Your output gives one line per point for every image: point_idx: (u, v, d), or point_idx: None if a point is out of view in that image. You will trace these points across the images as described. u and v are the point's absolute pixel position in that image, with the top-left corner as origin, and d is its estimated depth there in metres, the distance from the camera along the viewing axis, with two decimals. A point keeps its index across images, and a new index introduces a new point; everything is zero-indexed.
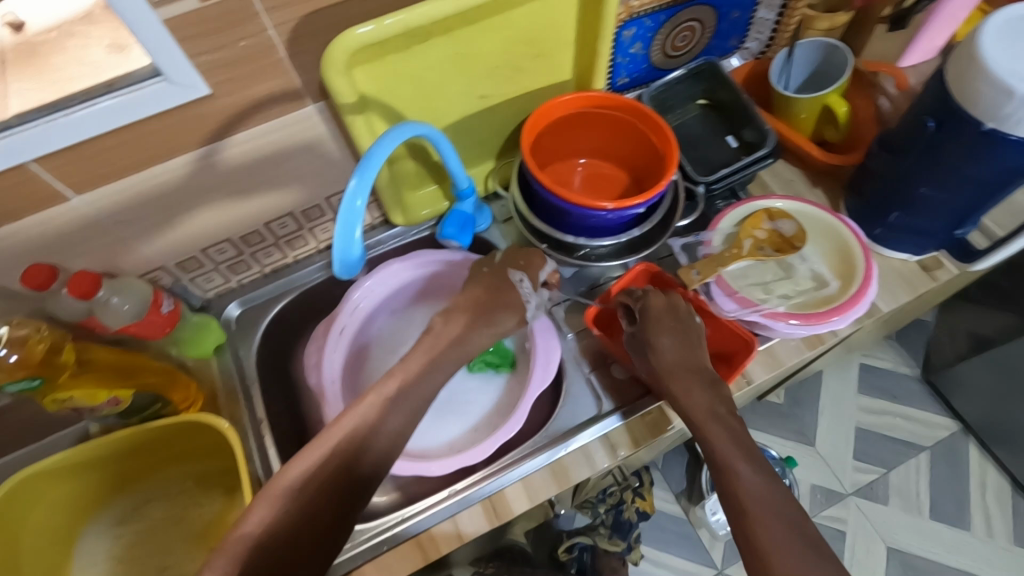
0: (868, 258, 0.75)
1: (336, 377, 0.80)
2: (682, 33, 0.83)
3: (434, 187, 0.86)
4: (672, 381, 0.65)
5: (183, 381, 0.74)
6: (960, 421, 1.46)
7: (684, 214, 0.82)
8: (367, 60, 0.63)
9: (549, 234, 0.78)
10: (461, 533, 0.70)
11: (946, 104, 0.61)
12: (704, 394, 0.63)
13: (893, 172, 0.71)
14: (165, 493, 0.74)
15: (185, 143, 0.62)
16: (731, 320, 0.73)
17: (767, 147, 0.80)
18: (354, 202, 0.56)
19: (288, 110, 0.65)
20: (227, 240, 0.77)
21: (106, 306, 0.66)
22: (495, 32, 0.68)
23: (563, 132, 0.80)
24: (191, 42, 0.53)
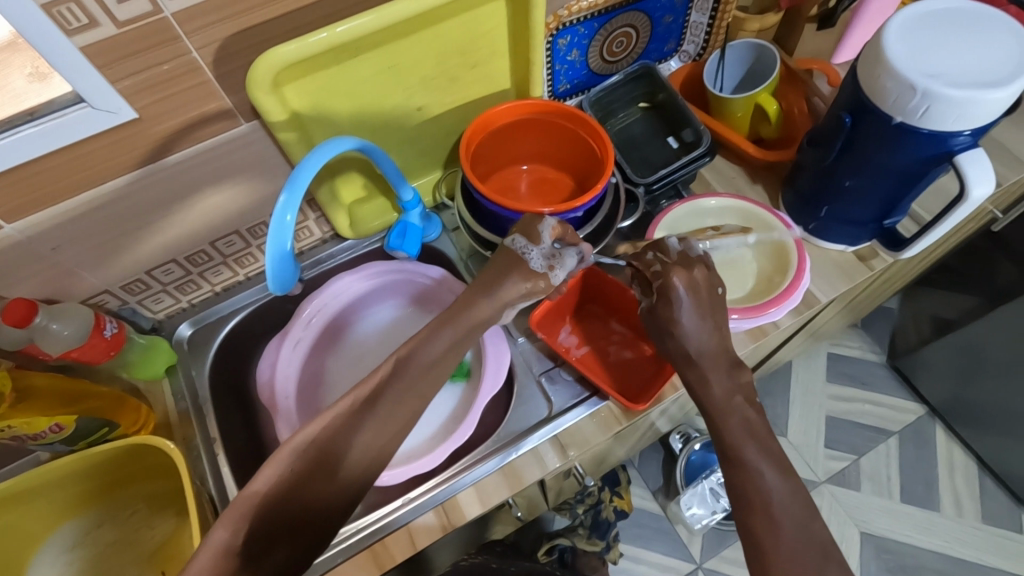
0: (800, 250, 0.77)
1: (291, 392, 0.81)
2: (617, 38, 0.85)
3: (381, 199, 0.86)
4: (690, 367, 0.62)
5: (131, 405, 0.75)
6: (926, 404, 1.49)
7: (625, 215, 0.83)
8: (298, 78, 0.64)
9: (493, 241, 0.79)
10: (415, 541, 0.71)
11: (860, 99, 0.63)
12: (723, 383, 0.61)
13: (822, 167, 0.73)
14: (116, 517, 0.74)
15: (118, 167, 0.62)
16: None
17: (704, 147, 0.82)
18: (284, 217, 0.56)
19: (222, 130, 0.65)
20: (173, 261, 0.77)
21: (47, 332, 0.66)
22: (426, 45, 0.69)
23: (504, 140, 0.81)
24: (112, 68, 0.54)
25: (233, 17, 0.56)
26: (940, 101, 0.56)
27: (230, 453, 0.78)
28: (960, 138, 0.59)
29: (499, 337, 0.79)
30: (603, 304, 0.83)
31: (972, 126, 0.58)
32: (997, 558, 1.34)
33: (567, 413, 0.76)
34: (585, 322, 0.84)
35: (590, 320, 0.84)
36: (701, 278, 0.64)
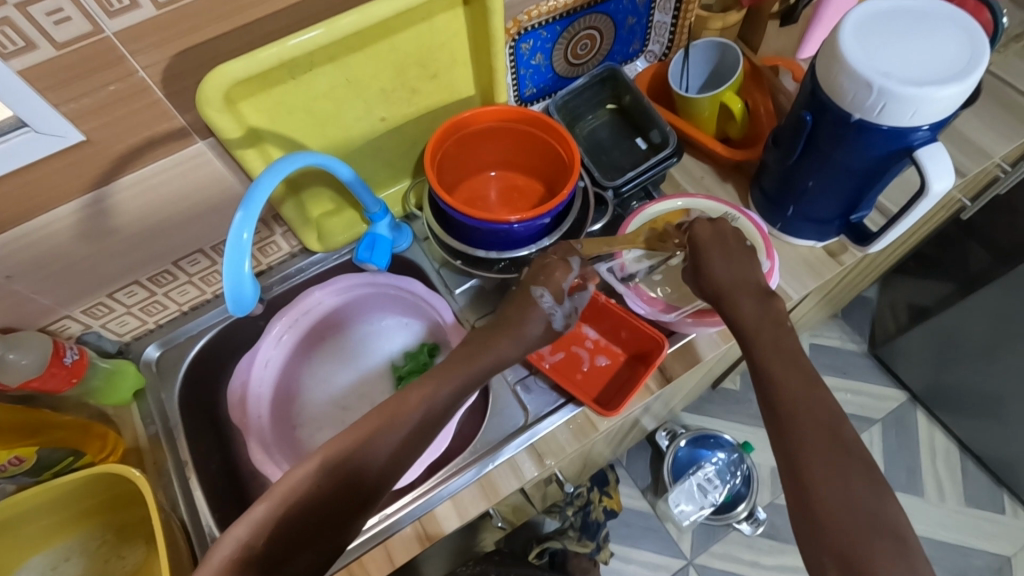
0: (768, 246, 0.76)
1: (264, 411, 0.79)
2: (582, 41, 0.85)
3: (349, 211, 0.85)
4: (723, 300, 0.66)
5: (97, 431, 0.73)
6: (907, 391, 1.51)
7: (595, 219, 0.82)
8: (252, 93, 0.62)
9: (462, 251, 0.78)
10: (393, 557, 0.70)
11: (819, 97, 0.63)
12: (754, 306, 0.64)
13: (786, 166, 0.74)
14: (85, 547, 0.72)
15: (69, 190, 0.60)
16: (645, 321, 0.77)
17: (671, 148, 0.82)
18: (241, 236, 0.55)
19: (176, 149, 0.64)
20: (135, 283, 0.75)
21: (3, 363, 0.64)
22: (384, 55, 0.68)
23: (470, 148, 0.80)
24: (54, 91, 0.52)
25: (179, 34, 0.55)
26: (897, 97, 0.56)
27: (202, 476, 0.77)
28: (918, 133, 0.60)
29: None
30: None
31: (930, 121, 0.58)
32: (979, 540, 1.36)
33: (543, 421, 0.75)
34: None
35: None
36: (727, 229, 0.71)
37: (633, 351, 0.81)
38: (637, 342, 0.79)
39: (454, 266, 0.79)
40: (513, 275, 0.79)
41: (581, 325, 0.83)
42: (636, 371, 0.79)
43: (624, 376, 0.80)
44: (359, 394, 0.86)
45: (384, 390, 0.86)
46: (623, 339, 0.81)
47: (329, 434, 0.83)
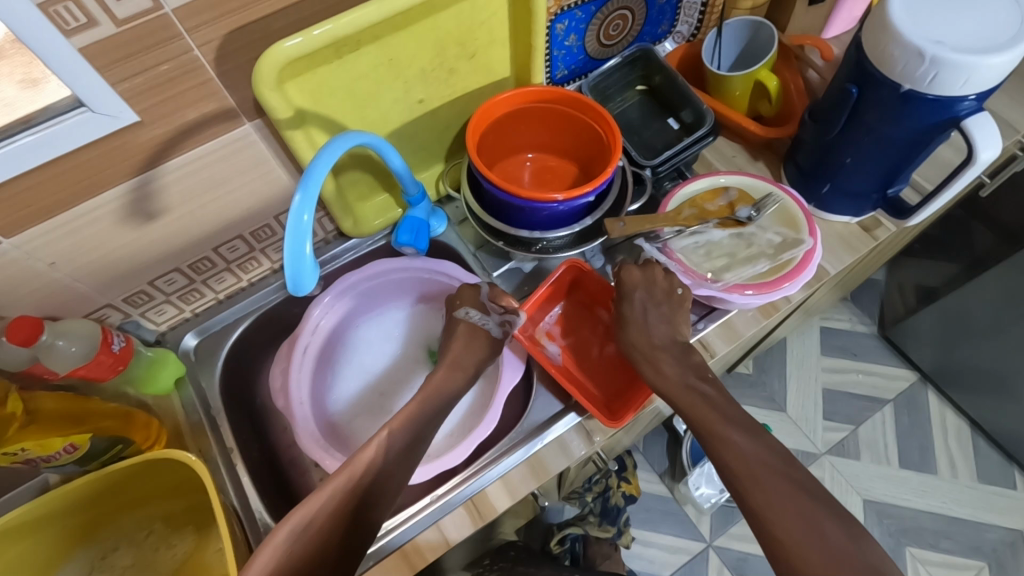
0: (811, 222, 0.76)
1: (305, 398, 0.78)
2: (614, 22, 0.85)
3: (384, 195, 0.85)
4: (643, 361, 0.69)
5: (142, 420, 0.71)
6: (918, 371, 1.52)
7: (633, 199, 0.82)
8: (300, 73, 0.62)
9: (503, 232, 0.78)
10: (447, 539, 0.70)
11: (865, 70, 0.64)
12: (673, 366, 0.67)
13: (825, 141, 0.74)
14: (134, 538, 0.72)
15: (116, 175, 0.60)
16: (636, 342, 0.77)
17: (707, 126, 0.82)
18: (301, 217, 0.54)
19: (223, 131, 0.63)
20: (175, 270, 0.75)
21: (52, 350, 0.63)
22: (427, 35, 0.67)
23: (507, 129, 0.81)
24: (111, 70, 0.52)
25: (233, 12, 0.54)
26: (949, 66, 0.57)
27: (246, 463, 0.76)
28: (965, 103, 0.60)
29: (514, 356, 0.77)
30: (589, 299, 0.82)
31: (977, 90, 0.59)
32: (993, 515, 1.38)
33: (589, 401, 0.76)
34: (568, 310, 0.83)
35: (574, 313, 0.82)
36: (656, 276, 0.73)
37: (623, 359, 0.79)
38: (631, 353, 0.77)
39: (497, 247, 0.78)
40: (552, 256, 0.78)
41: (600, 310, 0.82)
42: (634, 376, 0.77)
43: (628, 377, 0.78)
44: (394, 380, 0.85)
45: (417, 374, 0.86)
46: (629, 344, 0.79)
47: (367, 421, 0.83)
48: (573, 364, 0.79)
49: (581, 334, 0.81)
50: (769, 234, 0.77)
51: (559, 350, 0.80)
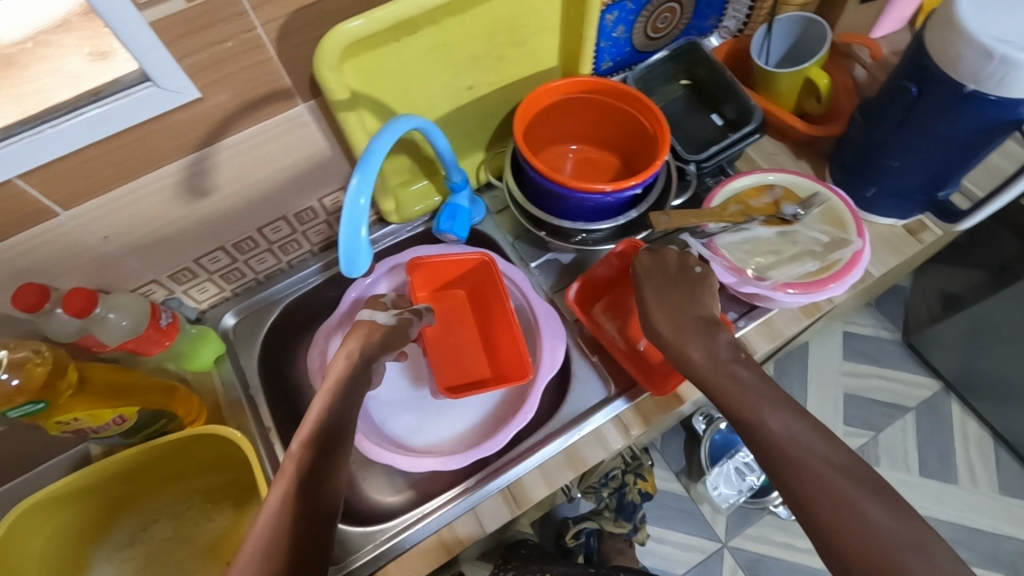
0: (860, 222, 0.74)
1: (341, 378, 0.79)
2: (662, 15, 0.84)
3: (425, 182, 0.85)
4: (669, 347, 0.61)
5: (184, 395, 0.71)
6: (941, 379, 1.50)
7: (677, 194, 0.82)
8: (358, 55, 0.62)
9: (546, 222, 0.78)
10: (483, 525, 0.70)
11: (926, 68, 0.63)
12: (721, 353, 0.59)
13: (876, 140, 0.74)
14: (172, 511, 0.73)
15: (174, 150, 0.60)
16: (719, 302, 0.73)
17: (754, 123, 0.81)
18: (358, 201, 0.54)
19: (278, 111, 0.64)
20: (220, 249, 0.75)
21: (103, 322, 0.64)
22: (482, 20, 0.67)
23: (552, 119, 0.80)
24: (178, 45, 0.52)
25: None
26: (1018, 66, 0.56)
27: (284, 443, 0.77)
28: None
29: (553, 325, 0.78)
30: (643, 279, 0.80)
31: None
32: (1012, 527, 1.36)
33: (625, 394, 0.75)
34: (618, 296, 0.81)
35: (626, 296, 0.80)
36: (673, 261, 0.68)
37: None
38: None
39: (539, 237, 0.79)
40: (592, 249, 0.80)
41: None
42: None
43: None
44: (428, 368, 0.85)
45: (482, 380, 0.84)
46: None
47: (419, 422, 0.81)
48: (632, 346, 0.76)
49: (457, 332, 0.85)
50: (813, 232, 0.76)
51: (616, 332, 0.78)
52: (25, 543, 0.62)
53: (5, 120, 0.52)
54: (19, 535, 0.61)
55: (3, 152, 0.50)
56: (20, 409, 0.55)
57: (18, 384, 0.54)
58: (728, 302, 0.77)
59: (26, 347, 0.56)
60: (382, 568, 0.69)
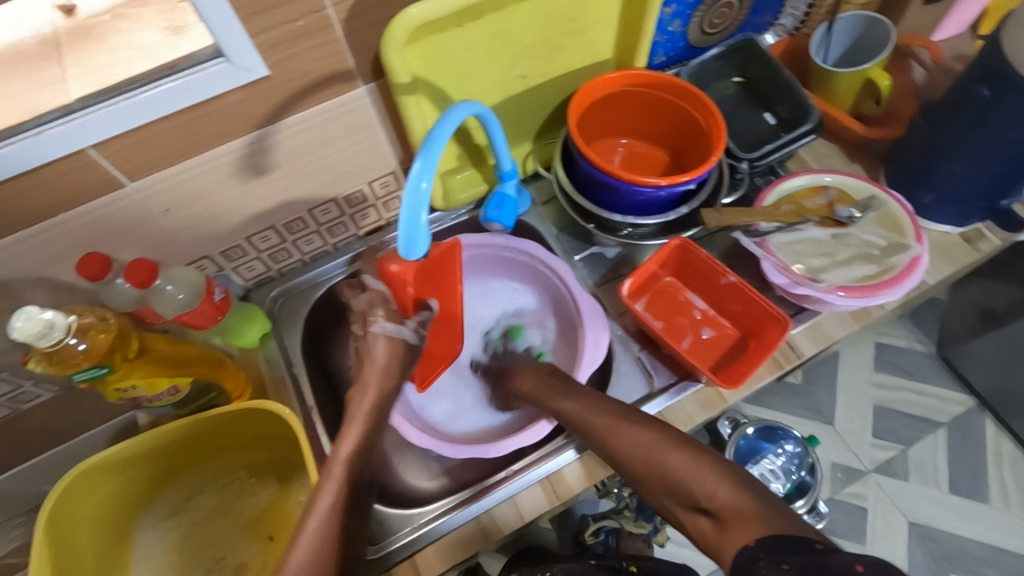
0: (918, 228, 0.73)
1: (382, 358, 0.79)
2: (720, 10, 0.82)
3: (472, 170, 0.85)
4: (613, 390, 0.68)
5: (232, 370, 0.72)
6: (976, 396, 1.46)
7: (728, 192, 0.81)
8: (421, 38, 0.63)
9: (594, 214, 0.77)
10: (521, 513, 0.70)
11: (1000, 72, 0.61)
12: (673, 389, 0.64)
13: (939, 144, 0.72)
14: (216, 484, 0.75)
15: (237, 128, 0.61)
16: (761, 302, 0.72)
17: (811, 123, 0.79)
18: (420, 184, 0.54)
19: (340, 93, 0.64)
20: (271, 228, 0.76)
21: (160, 293, 0.65)
22: (544, 8, 0.67)
23: (604, 111, 0.80)
24: (252, 22, 0.52)
25: None
26: None
27: (325, 423, 0.77)
28: None
29: (596, 317, 0.77)
30: (682, 277, 0.79)
31: None
32: None
33: (669, 391, 0.73)
34: (659, 292, 0.79)
35: (666, 295, 0.79)
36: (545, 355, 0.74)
37: (740, 328, 0.75)
38: (749, 317, 0.74)
39: (586, 229, 0.78)
40: (638, 244, 0.78)
41: (688, 294, 0.79)
42: (743, 342, 0.75)
43: (737, 348, 0.75)
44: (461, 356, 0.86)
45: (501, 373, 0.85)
46: (735, 314, 0.76)
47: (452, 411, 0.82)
48: (676, 344, 0.75)
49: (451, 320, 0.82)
50: (869, 236, 0.75)
51: (661, 329, 0.75)
52: (76, 509, 0.64)
53: (83, 91, 0.53)
54: (74, 497, 0.64)
55: (79, 121, 0.51)
56: (85, 372, 0.56)
57: (84, 349, 0.56)
58: (777, 303, 0.76)
59: (92, 313, 0.58)
60: (420, 552, 0.69)
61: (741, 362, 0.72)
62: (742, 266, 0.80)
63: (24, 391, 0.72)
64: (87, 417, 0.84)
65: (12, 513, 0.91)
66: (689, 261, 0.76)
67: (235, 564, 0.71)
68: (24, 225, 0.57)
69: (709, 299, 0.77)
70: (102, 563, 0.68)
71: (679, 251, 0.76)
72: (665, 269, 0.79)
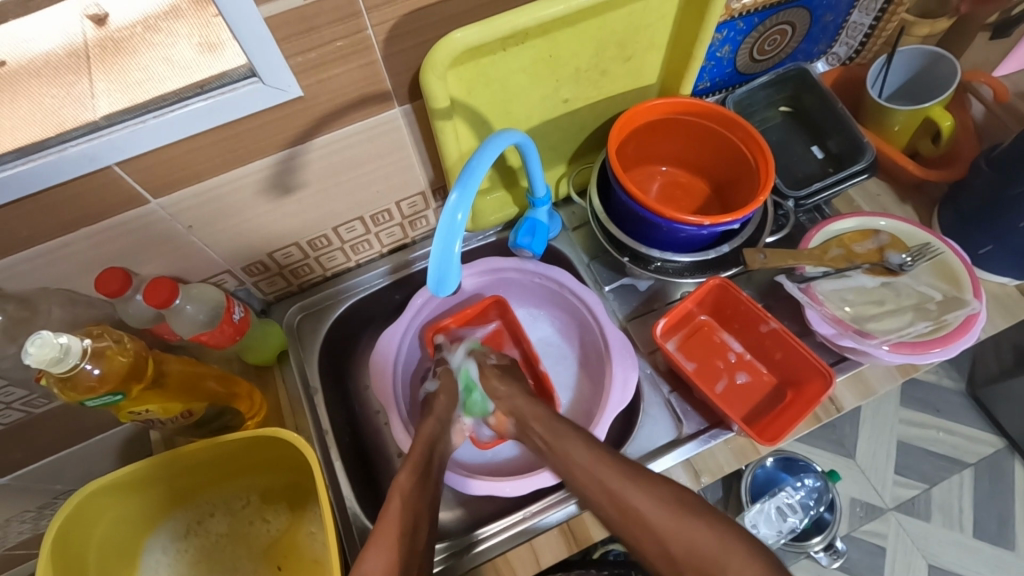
0: (977, 282, 0.68)
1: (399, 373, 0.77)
2: (772, 37, 0.78)
3: (503, 192, 0.82)
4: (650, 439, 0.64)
5: (247, 391, 0.70)
6: (1006, 438, 1.39)
7: (772, 230, 0.77)
8: (461, 62, 0.60)
9: (630, 245, 0.74)
10: (538, 558, 0.67)
11: None
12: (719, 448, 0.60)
13: (1004, 193, 0.68)
14: (228, 507, 0.72)
15: (268, 146, 0.58)
16: (805, 349, 0.68)
17: (864, 162, 0.75)
18: (455, 217, 0.51)
19: (375, 114, 0.61)
20: (295, 245, 0.73)
21: (180, 313, 0.63)
22: (593, 33, 0.63)
23: (646, 138, 0.76)
24: (289, 43, 0.50)
25: None
26: None
27: (340, 447, 0.74)
28: None
29: (626, 354, 0.73)
30: (719, 316, 0.75)
31: None
32: None
33: (700, 437, 0.70)
34: (694, 331, 0.76)
35: (701, 335, 0.75)
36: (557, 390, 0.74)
37: (779, 377, 0.72)
38: (790, 367, 0.70)
39: (620, 261, 0.74)
40: (673, 279, 0.75)
41: (724, 335, 0.75)
42: (780, 392, 0.71)
43: (774, 399, 0.71)
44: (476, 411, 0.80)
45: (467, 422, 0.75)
46: (774, 361, 0.72)
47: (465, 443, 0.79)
48: (708, 389, 0.71)
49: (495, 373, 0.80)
50: (922, 286, 0.71)
51: (693, 372, 0.72)
52: (82, 532, 0.63)
53: (111, 107, 0.51)
54: (81, 518, 0.62)
55: (107, 140, 0.50)
56: (99, 399, 0.54)
57: (99, 374, 0.53)
58: (817, 350, 0.72)
59: (108, 337, 0.56)
60: None
61: (778, 414, 0.68)
62: (781, 308, 0.76)
63: (38, 397, 0.70)
64: (100, 421, 0.83)
65: (22, 511, 0.90)
66: (729, 302, 0.73)
67: None
68: (45, 240, 0.55)
69: (747, 342, 0.74)
70: None
71: (718, 290, 0.73)
72: (701, 308, 0.75)
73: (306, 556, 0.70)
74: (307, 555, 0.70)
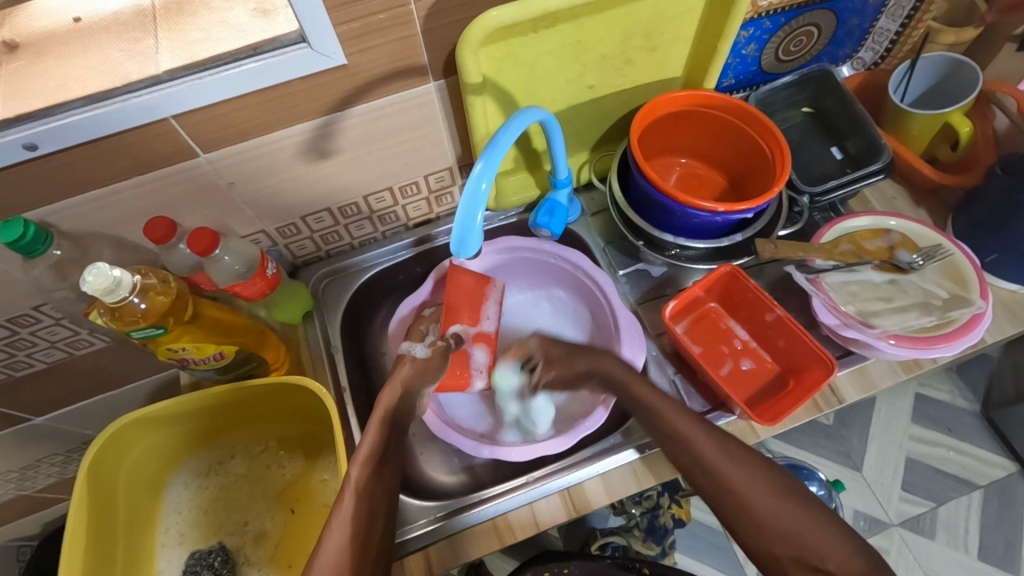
0: (984, 284, 0.70)
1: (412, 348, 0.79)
2: (797, 38, 0.80)
3: (526, 174, 0.85)
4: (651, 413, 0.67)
5: (274, 342, 0.74)
6: (1018, 462, 1.36)
7: (785, 224, 0.79)
8: (495, 41, 0.64)
9: (645, 231, 0.77)
10: (537, 520, 0.70)
11: None
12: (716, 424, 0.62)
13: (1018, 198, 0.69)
14: (248, 451, 0.77)
15: (307, 111, 0.62)
16: (810, 337, 0.70)
17: (880, 163, 0.77)
18: (479, 185, 0.54)
19: (411, 86, 0.65)
20: (326, 210, 0.77)
21: (217, 263, 0.67)
22: (621, 22, 0.67)
23: (667, 129, 0.79)
24: (337, 11, 0.54)
25: None
26: None
27: (355, 405, 0.78)
28: None
29: (634, 334, 0.76)
30: (728, 304, 0.77)
31: None
32: None
33: (701, 417, 0.72)
34: (702, 318, 0.78)
35: (709, 321, 0.77)
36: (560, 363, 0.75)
37: (783, 365, 0.74)
38: (792, 354, 0.72)
39: (635, 245, 0.77)
40: (685, 265, 0.78)
41: (731, 322, 0.77)
42: (782, 379, 0.73)
43: (775, 386, 0.73)
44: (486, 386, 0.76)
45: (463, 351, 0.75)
46: (778, 349, 0.74)
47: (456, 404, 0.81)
48: (713, 372, 0.74)
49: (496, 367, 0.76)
50: (929, 285, 0.73)
51: (699, 356, 0.74)
52: (116, 459, 0.68)
53: (172, 64, 0.55)
54: (117, 445, 0.67)
55: (165, 93, 0.54)
56: (142, 330, 0.59)
57: (145, 308, 0.59)
58: (822, 343, 0.74)
59: (155, 275, 0.61)
60: (433, 545, 0.70)
61: (779, 399, 0.70)
62: (790, 302, 0.78)
63: (81, 338, 0.75)
64: (133, 369, 0.87)
65: (53, 451, 0.95)
66: (738, 290, 0.75)
67: (259, 530, 0.74)
68: (101, 185, 0.60)
69: (753, 330, 0.76)
70: (135, 513, 0.71)
71: (728, 278, 0.75)
72: (711, 294, 0.77)
73: (318, 500, 0.74)
74: (319, 500, 0.74)
